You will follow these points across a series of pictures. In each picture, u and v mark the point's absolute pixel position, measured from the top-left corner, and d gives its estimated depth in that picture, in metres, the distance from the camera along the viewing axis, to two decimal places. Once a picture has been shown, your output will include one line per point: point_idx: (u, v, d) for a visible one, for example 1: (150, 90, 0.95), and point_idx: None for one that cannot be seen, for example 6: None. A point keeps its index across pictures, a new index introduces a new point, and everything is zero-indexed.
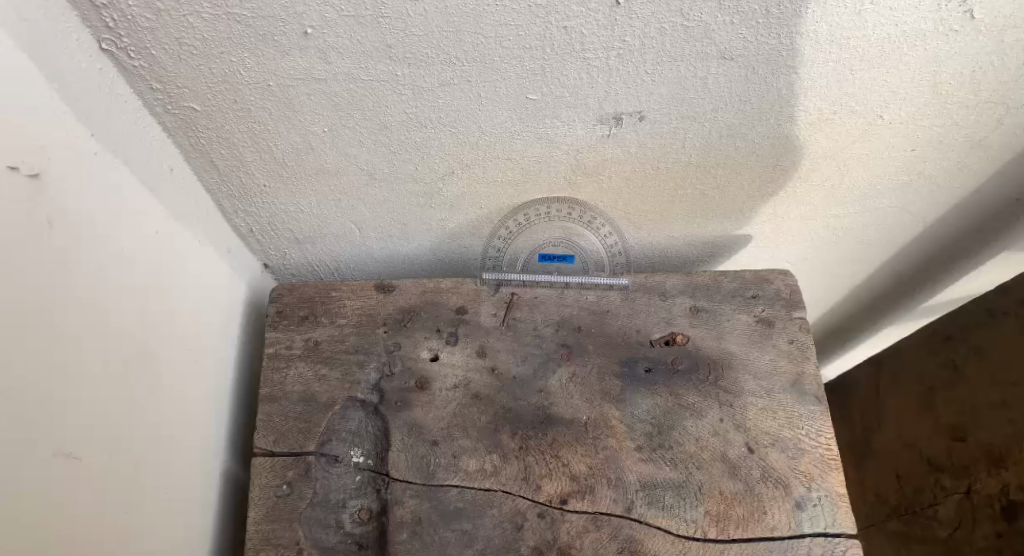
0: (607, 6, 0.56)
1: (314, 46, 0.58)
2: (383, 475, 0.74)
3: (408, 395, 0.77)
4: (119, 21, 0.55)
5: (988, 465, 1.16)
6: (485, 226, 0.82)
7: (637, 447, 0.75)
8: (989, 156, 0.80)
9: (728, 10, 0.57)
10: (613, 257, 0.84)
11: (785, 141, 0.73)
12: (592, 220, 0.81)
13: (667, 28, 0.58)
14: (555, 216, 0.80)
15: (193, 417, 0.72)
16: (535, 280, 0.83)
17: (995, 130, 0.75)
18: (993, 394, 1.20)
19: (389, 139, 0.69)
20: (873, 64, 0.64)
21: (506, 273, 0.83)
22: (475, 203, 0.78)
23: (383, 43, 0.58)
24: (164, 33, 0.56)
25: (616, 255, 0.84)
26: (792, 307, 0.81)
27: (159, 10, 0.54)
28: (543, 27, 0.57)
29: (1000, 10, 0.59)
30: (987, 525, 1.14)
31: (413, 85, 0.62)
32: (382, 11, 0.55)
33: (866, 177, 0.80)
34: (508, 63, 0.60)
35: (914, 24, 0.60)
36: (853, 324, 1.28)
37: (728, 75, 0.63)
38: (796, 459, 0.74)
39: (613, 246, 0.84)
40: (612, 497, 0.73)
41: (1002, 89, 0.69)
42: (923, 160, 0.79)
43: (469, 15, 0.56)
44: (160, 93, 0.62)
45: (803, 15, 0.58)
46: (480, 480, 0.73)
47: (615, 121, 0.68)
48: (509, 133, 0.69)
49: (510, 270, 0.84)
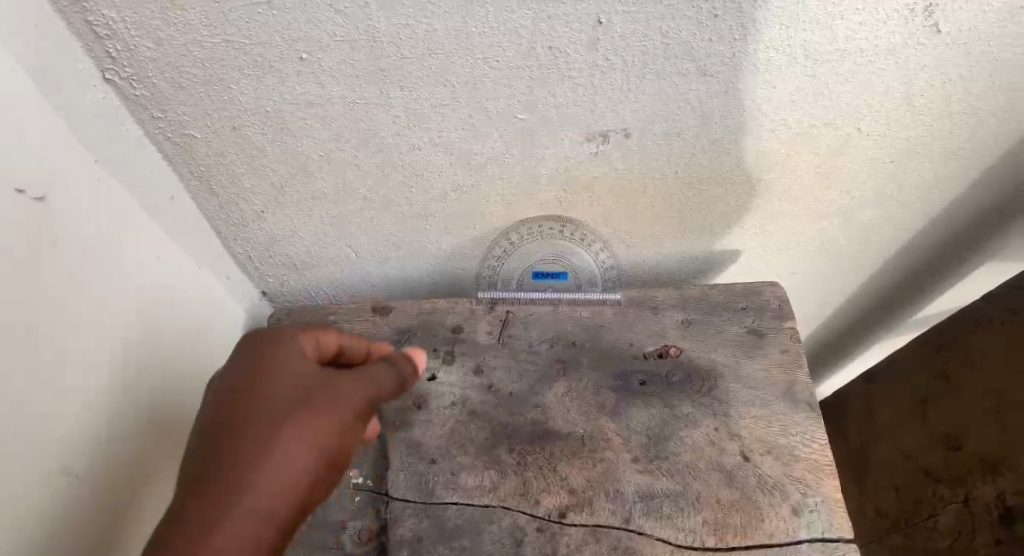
0: (590, 26, 0.58)
1: (310, 70, 0.60)
2: (382, 496, 0.74)
3: (406, 414, 0.78)
4: (122, 52, 0.56)
5: (984, 473, 1.21)
6: (481, 248, 0.85)
7: (634, 458, 0.75)
8: (967, 165, 0.82)
9: (707, 29, 0.59)
10: (606, 280, 0.89)
11: (768, 153, 0.75)
12: (585, 236, 0.84)
13: (649, 46, 0.60)
14: (549, 235, 0.83)
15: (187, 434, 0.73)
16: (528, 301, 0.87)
17: (968, 141, 0.77)
18: (986, 400, 1.25)
19: (383, 162, 0.70)
20: (847, 77, 0.66)
21: (499, 296, 0.87)
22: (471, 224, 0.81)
23: (376, 67, 0.60)
24: (165, 64, 0.58)
25: (607, 278, 0.89)
26: (781, 318, 0.84)
27: (160, 39, 0.56)
28: (530, 48, 0.59)
29: (965, 23, 0.62)
30: (986, 533, 1.17)
31: (406, 108, 0.64)
32: (375, 36, 0.57)
33: (846, 191, 0.83)
34: (496, 84, 0.62)
35: (886, 37, 0.62)
36: (846, 339, 1.28)
37: (708, 91, 0.65)
38: (789, 465, 0.75)
39: (603, 262, 0.88)
40: (610, 508, 0.72)
41: (974, 100, 0.71)
42: (902, 172, 0.81)
43: (456, 36, 0.57)
44: (161, 121, 0.63)
45: (775, 28, 0.60)
46: (479, 497, 0.73)
47: (600, 140, 0.70)
48: (499, 156, 0.71)
49: (501, 292, 0.88)
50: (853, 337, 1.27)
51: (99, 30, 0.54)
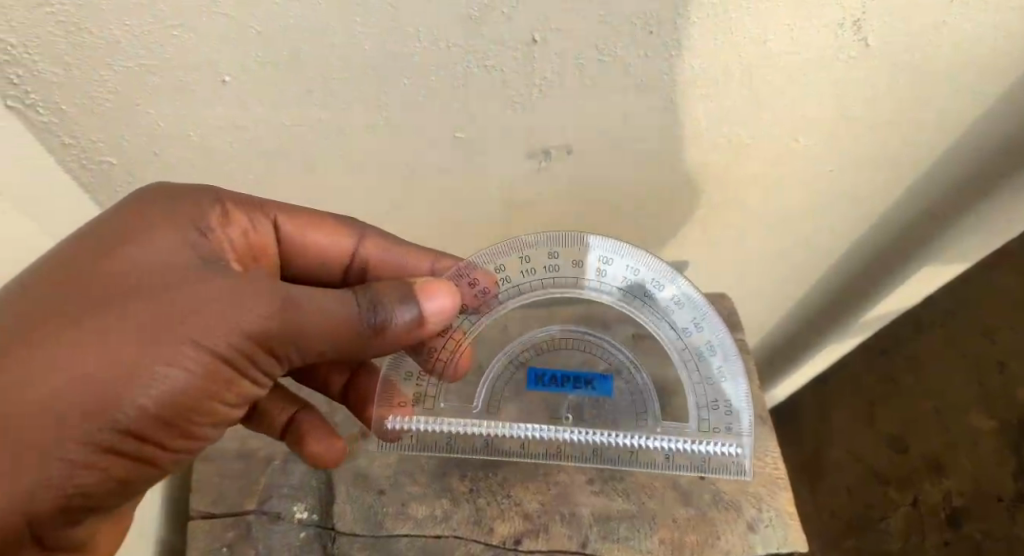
0: (525, 44, 0.56)
1: (234, 94, 0.57)
2: (329, 530, 0.71)
3: (351, 443, 0.77)
4: (26, 78, 0.53)
5: (927, 474, 1.33)
6: (493, 359, 0.64)
7: (589, 480, 0.74)
8: (900, 176, 0.83)
9: (644, 45, 0.58)
10: (697, 385, 0.62)
11: (711, 164, 0.75)
12: (658, 281, 0.63)
13: (585, 63, 0.59)
14: (594, 275, 0.62)
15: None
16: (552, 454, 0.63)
17: (904, 148, 0.79)
18: (927, 401, 1.39)
19: (320, 183, 0.71)
20: (782, 92, 0.66)
21: (498, 425, 0.63)
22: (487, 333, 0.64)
23: (303, 88, 0.58)
24: (72, 89, 0.55)
25: (700, 375, 0.62)
26: (730, 329, 0.85)
27: (68, 64, 0.52)
28: (464, 69, 0.58)
29: (893, 37, 0.63)
30: (935, 534, 1.27)
31: (339, 130, 0.63)
32: (300, 58, 0.55)
33: (788, 202, 0.84)
34: (432, 102, 0.61)
35: (817, 50, 0.62)
36: (798, 344, 1.28)
37: (649, 105, 0.65)
38: (743, 481, 0.74)
39: (685, 327, 0.62)
40: (567, 534, 0.70)
41: (905, 110, 0.72)
42: (840, 182, 0.82)
43: (386, 57, 0.56)
44: (75, 148, 0.60)
45: (711, 44, 0.59)
46: (431, 528, 0.70)
47: (543, 156, 0.69)
48: (439, 173, 0.70)
49: (507, 424, 0.63)
50: (805, 341, 1.26)
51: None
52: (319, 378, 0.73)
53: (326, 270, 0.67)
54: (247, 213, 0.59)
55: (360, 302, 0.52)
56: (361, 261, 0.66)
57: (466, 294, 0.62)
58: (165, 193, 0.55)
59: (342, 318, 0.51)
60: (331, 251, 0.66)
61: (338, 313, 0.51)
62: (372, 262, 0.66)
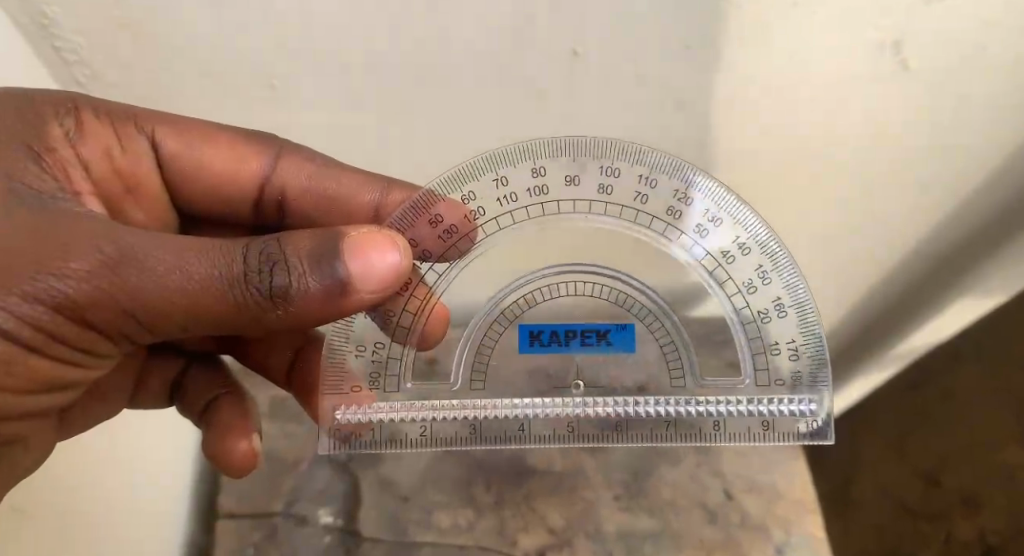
0: (565, 58, 0.58)
1: (283, 98, 0.61)
2: (352, 534, 0.72)
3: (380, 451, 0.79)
4: (90, 78, 0.60)
5: None
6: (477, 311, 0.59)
7: (615, 496, 0.75)
8: (932, 207, 0.80)
9: (680, 62, 0.60)
10: (743, 308, 0.56)
11: (745, 186, 0.75)
12: (650, 178, 0.56)
13: (621, 78, 0.61)
14: (601, 192, 0.56)
15: (156, 450, 0.77)
16: (583, 434, 0.56)
17: (947, 175, 0.77)
18: None
19: None
20: (817, 112, 0.67)
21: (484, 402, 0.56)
22: (497, 267, 0.58)
23: (349, 93, 0.60)
24: (134, 89, 0.61)
25: (731, 281, 0.56)
26: None
27: (129, 64, 0.58)
28: (504, 81, 0.60)
29: (930, 58, 0.63)
30: None
31: (382, 138, 0.66)
32: (349, 63, 0.58)
33: (821, 227, 0.84)
34: (473, 114, 0.63)
35: (855, 72, 0.63)
36: None
37: (685, 122, 0.66)
38: (772, 502, 0.76)
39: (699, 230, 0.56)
40: (591, 548, 0.71)
41: (944, 135, 0.72)
42: (878, 208, 0.81)
43: (430, 66, 0.58)
44: None
45: (747, 61, 0.60)
46: (455, 537, 0.72)
47: None
48: None
49: (508, 403, 0.56)
50: None
51: (67, 56, 0.57)
52: (257, 360, 0.72)
53: (232, 190, 0.63)
54: (119, 125, 0.57)
55: (248, 260, 0.43)
56: (269, 181, 0.63)
57: (428, 236, 0.55)
58: (8, 113, 0.50)
59: (206, 284, 0.42)
60: (236, 166, 0.62)
61: (218, 281, 0.42)
62: (282, 177, 0.62)
